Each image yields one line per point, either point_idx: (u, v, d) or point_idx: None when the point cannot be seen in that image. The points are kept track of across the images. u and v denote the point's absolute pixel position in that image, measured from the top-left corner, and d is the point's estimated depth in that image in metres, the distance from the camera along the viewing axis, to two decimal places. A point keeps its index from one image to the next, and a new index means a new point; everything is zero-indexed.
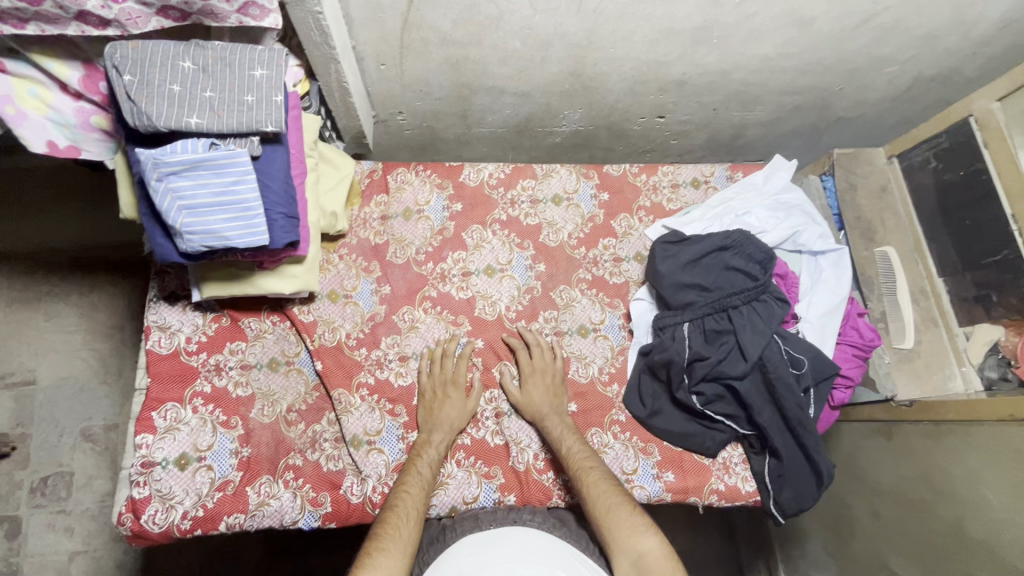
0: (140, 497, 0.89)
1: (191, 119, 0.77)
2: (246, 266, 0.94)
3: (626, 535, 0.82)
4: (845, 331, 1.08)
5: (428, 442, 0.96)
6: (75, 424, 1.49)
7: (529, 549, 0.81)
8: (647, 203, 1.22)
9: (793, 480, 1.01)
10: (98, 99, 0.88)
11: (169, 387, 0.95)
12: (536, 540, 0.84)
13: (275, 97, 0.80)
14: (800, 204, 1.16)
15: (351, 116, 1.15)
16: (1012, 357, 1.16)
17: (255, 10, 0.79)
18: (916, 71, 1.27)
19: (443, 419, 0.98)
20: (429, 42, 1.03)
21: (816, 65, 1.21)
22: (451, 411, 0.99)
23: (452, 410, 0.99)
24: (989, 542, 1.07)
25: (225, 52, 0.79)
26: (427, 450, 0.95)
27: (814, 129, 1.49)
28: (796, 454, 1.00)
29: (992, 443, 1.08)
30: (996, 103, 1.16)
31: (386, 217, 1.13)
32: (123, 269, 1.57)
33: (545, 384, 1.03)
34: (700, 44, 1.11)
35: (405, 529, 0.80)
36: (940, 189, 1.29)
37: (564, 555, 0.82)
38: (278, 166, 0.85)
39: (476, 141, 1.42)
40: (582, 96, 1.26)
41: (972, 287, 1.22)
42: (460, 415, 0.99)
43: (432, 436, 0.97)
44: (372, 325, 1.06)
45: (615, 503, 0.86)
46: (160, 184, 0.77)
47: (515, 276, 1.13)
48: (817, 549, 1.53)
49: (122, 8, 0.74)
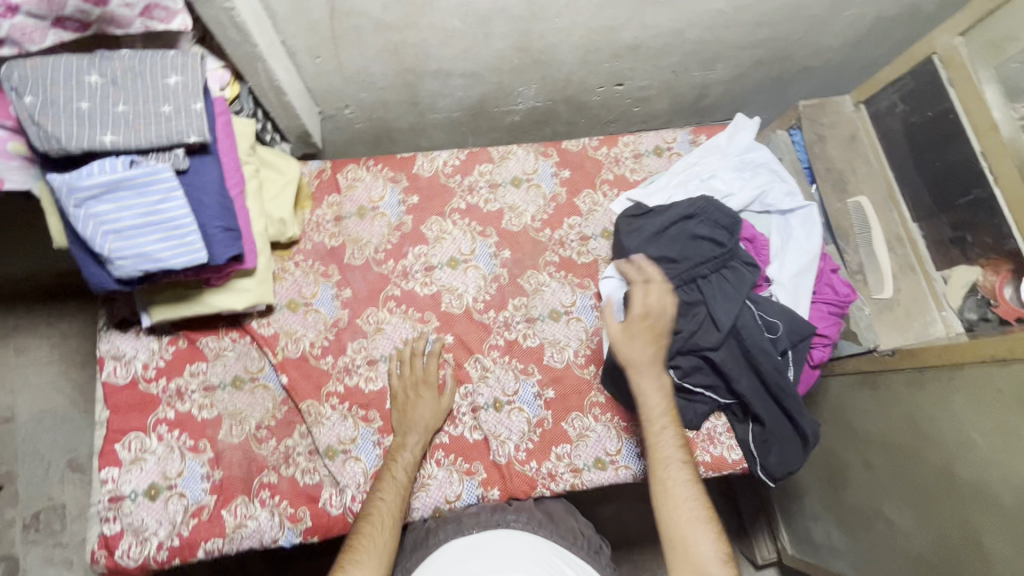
0: (112, 533, 0.87)
1: (105, 137, 0.72)
2: (193, 286, 0.90)
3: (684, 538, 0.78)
4: (820, 289, 1.05)
5: (402, 446, 0.94)
6: (60, 455, 1.47)
7: (513, 553, 0.81)
8: (610, 176, 1.18)
9: (779, 443, 1.00)
10: (9, 123, 0.83)
11: (131, 418, 0.92)
12: (520, 544, 0.84)
13: (194, 105, 0.76)
14: (764, 162, 1.13)
15: (291, 115, 1.09)
16: (991, 296, 1.14)
17: (160, 13, 0.74)
18: (876, 12, 1.22)
19: (416, 420, 0.96)
20: (362, 29, 0.98)
21: (772, 15, 1.17)
22: (424, 411, 0.97)
23: (425, 409, 0.97)
24: (978, 484, 1.07)
25: (134, 61, 0.74)
26: (403, 452, 0.93)
27: (778, 82, 1.44)
28: (780, 418, 0.99)
29: (975, 386, 1.07)
30: (959, 38, 1.12)
31: (340, 218, 1.09)
32: (87, 296, 1.52)
33: (649, 329, 0.90)
34: (648, 4, 1.06)
35: (379, 536, 0.79)
36: (909, 133, 1.25)
37: (547, 555, 0.82)
38: (209, 179, 0.80)
39: (432, 128, 1.37)
40: (534, 71, 1.21)
41: (948, 230, 1.20)
42: (434, 412, 0.97)
43: (408, 438, 0.94)
44: (337, 331, 1.03)
45: (687, 495, 0.81)
46: (79, 211, 0.72)
47: (479, 266, 1.10)
48: (815, 504, 1.54)
49: (13, 23, 0.69)
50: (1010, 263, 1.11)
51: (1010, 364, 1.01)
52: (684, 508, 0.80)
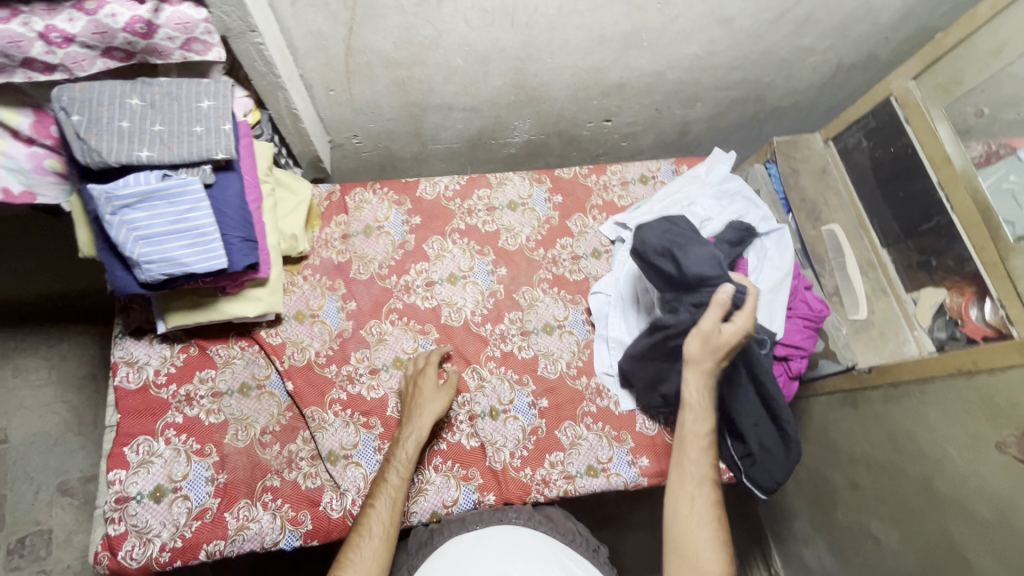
0: (116, 534, 0.89)
1: (142, 153, 0.80)
2: (209, 294, 0.96)
3: (689, 539, 0.84)
4: (795, 304, 1.12)
5: (403, 438, 0.96)
6: (51, 478, 1.47)
7: (515, 543, 0.85)
8: (600, 202, 1.27)
9: (766, 453, 1.04)
10: (50, 142, 0.90)
11: (140, 421, 0.96)
12: (521, 536, 0.88)
13: (223, 126, 0.84)
14: (741, 190, 1.22)
15: (305, 141, 1.18)
16: (957, 316, 1.19)
17: (198, 46, 0.82)
18: (838, 58, 1.36)
19: (420, 413, 0.98)
20: (374, 65, 1.08)
21: (744, 60, 1.29)
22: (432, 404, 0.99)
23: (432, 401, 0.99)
24: (955, 496, 1.12)
25: (171, 87, 0.82)
26: (404, 442, 0.95)
27: (754, 120, 1.57)
28: (766, 429, 1.03)
29: (945, 398, 1.14)
30: (912, 82, 1.25)
31: (347, 235, 1.16)
32: (89, 316, 1.55)
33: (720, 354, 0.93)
34: (632, 48, 1.17)
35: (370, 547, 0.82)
36: (873, 165, 1.36)
37: (547, 544, 0.87)
38: (232, 193, 0.88)
39: (433, 158, 1.46)
40: (529, 107, 1.32)
41: (914, 254, 1.29)
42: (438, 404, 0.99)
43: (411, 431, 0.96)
44: (341, 341, 1.08)
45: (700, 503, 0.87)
46: (115, 218, 0.79)
47: (477, 281, 1.16)
48: (804, 524, 1.56)
49: (67, 52, 0.77)
50: (972, 286, 1.17)
51: (978, 375, 1.08)
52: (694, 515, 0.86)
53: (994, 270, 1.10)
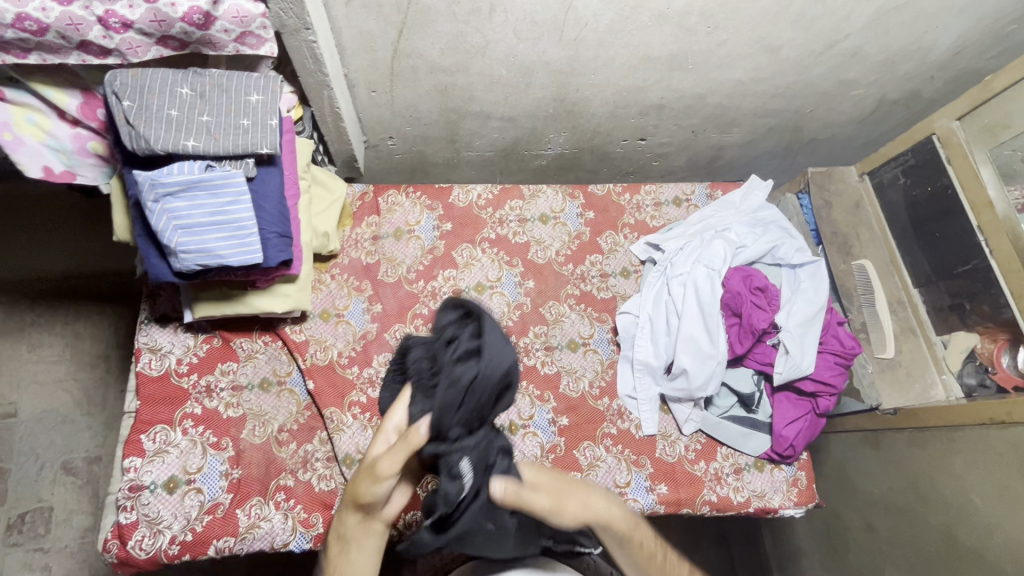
0: (126, 522, 0.87)
1: (188, 142, 0.79)
2: (238, 286, 0.95)
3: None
4: (827, 340, 1.10)
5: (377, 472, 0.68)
6: (56, 456, 1.46)
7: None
8: (631, 221, 1.26)
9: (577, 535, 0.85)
10: (95, 125, 0.90)
11: (159, 410, 0.95)
12: None
13: (270, 121, 0.83)
14: (776, 220, 1.21)
15: (343, 140, 1.18)
16: (988, 363, 1.20)
17: (252, 40, 0.82)
18: (880, 94, 1.34)
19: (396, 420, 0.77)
20: (418, 70, 1.08)
21: (786, 89, 1.28)
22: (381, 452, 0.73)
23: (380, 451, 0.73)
24: (978, 549, 1.08)
25: (222, 79, 0.82)
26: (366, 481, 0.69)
27: (788, 149, 1.55)
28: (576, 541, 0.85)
29: (974, 446, 1.11)
30: (956, 122, 1.23)
31: (377, 237, 1.16)
32: (109, 297, 1.55)
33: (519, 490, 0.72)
34: (676, 70, 1.17)
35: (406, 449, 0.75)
36: (909, 204, 1.34)
37: None
38: (273, 188, 0.87)
39: (465, 165, 1.46)
40: (566, 120, 1.31)
41: (947, 297, 1.27)
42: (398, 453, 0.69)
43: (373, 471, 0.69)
44: (364, 343, 1.07)
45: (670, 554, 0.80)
46: (156, 205, 0.79)
47: (504, 293, 1.15)
48: (813, 563, 1.51)
49: (123, 38, 0.77)
50: (1005, 332, 1.17)
51: (1008, 427, 1.05)
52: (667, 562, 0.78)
53: None
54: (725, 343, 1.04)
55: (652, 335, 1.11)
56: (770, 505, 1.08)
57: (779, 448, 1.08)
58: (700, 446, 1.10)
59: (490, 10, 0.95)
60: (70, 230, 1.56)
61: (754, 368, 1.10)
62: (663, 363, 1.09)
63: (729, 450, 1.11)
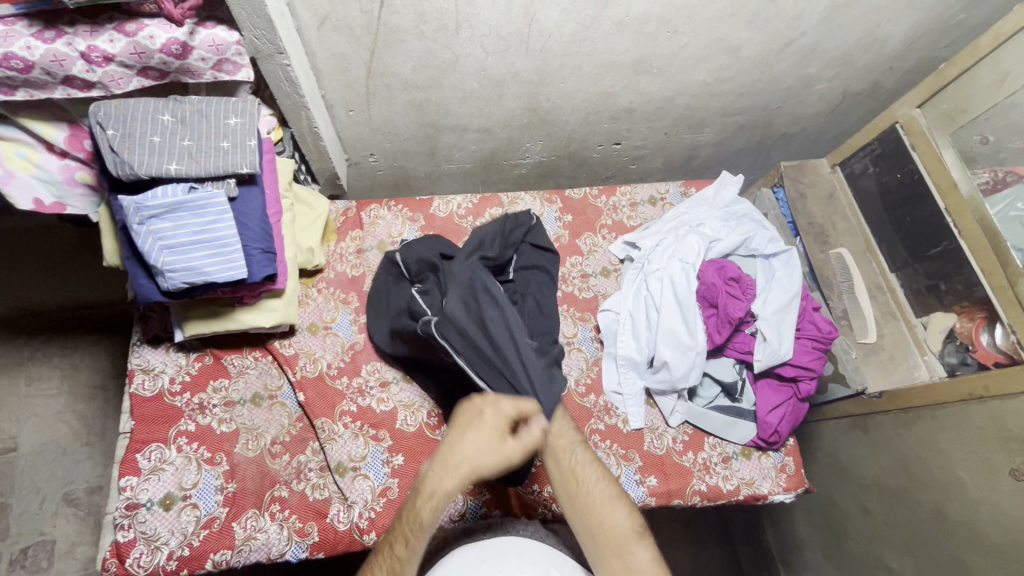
0: (124, 541, 0.89)
1: (171, 166, 0.83)
2: (226, 302, 0.99)
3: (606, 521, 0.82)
4: (804, 326, 1.13)
5: (424, 496, 0.79)
6: (57, 488, 1.47)
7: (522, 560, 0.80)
8: (609, 222, 1.30)
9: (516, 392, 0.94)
10: (82, 156, 0.94)
11: (154, 429, 0.97)
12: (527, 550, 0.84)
13: (249, 142, 0.87)
14: (748, 213, 1.25)
15: (324, 159, 1.23)
16: (968, 341, 1.18)
17: (229, 66, 0.87)
18: (843, 87, 1.39)
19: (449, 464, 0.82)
20: (392, 87, 1.12)
21: (751, 87, 1.33)
22: (472, 443, 0.83)
23: (476, 441, 0.84)
24: (970, 524, 1.09)
25: (201, 105, 0.86)
26: (426, 500, 0.79)
27: (761, 145, 1.60)
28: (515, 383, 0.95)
29: (958, 423, 1.12)
30: (917, 109, 1.26)
31: (361, 250, 1.19)
32: (108, 327, 1.58)
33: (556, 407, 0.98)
34: (642, 74, 1.21)
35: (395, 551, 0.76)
36: (881, 190, 1.36)
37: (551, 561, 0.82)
38: (254, 206, 0.91)
39: (446, 177, 1.50)
40: (541, 129, 1.36)
41: (923, 278, 1.28)
42: (489, 456, 0.82)
43: (439, 498, 0.79)
44: (353, 354, 1.10)
45: (596, 477, 0.87)
46: (141, 228, 0.82)
47: (582, 348, 1.17)
48: (815, 554, 1.51)
49: (105, 71, 0.82)
50: (983, 310, 1.16)
51: (988, 400, 1.07)
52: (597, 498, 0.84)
53: (1002, 294, 1.10)
54: (703, 334, 1.07)
55: (633, 331, 1.14)
56: (760, 492, 1.10)
57: (765, 435, 1.11)
58: (687, 437, 1.13)
59: (456, 26, 0.99)
60: (71, 264, 1.59)
61: (735, 357, 1.13)
62: (646, 357, 1.12)
63: (716, 439, 1.13)
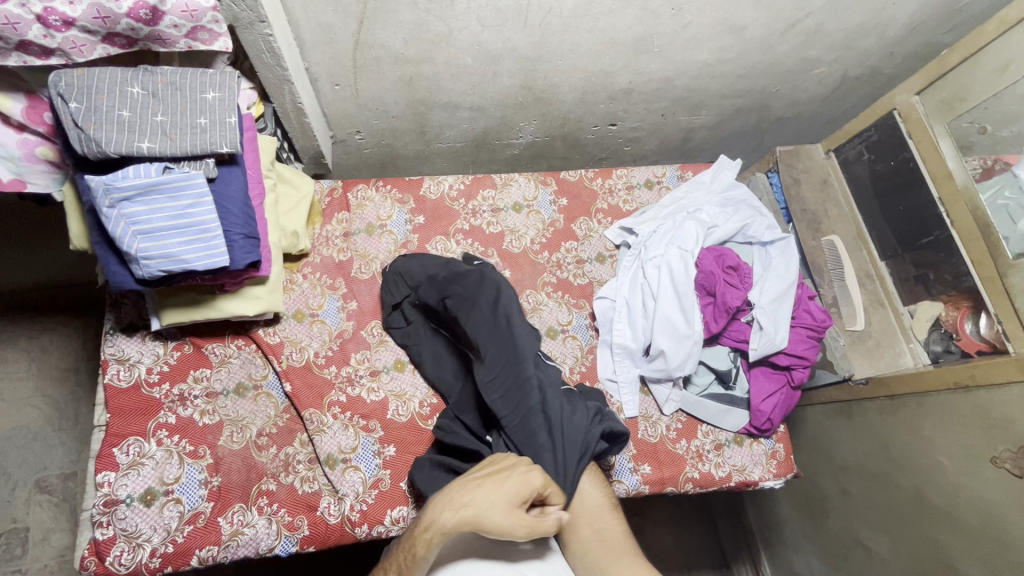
0: (103, 538, 0.85)
1: (143, 144, 0.77)
2: (207, 290, 0.93)
3: (598, 529, 0.84)
4: (799, 314, 1.13)
5: (424, 530, 0.69)
6: (29, 474, 1.41)
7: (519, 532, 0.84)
8: (605, 206, 1.27)
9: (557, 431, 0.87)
10: (43, 129, 0.87)
11: (131, 421, 0.92)
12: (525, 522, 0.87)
13: (229, 119, 0.81)
14: (745, 199, 1.24)
15: (307, 136, 1.16)
16: (953, 330, 1.20)
17: (204, 35, 0.80)
18: (843, 71, 1.36)
19: (473, 499, 0.69)
20: (382, 61, 1.05)
21: (751, 69, 1.29)
22: (483, 499, 0.68)
23: (488, 494, 0.69)
24: (946, 507, 1.13)
25: (175, 77, 0.79)
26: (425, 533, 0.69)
27: (756, 129, 1.57)
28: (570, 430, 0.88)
29: (943, 411, 1.13)
30: (916, 97, 1.24)
31: (349, 233, 1.14)
32: (76, 309, 1.50)
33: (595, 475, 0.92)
34: (642, 53, 1.16)
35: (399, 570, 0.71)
36: (873, 178, 1.35)
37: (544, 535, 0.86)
38: (235, 187, 0.86)
39: (436, 157, 1.44)
40: (536, 108, 1.30)
41: (911, 267, 1.28)
42: (496, 522, 0.67)
43: (435, 537, 0.68)
44: (341, 342, 1.06)
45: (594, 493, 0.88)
46: (112, 211, 0.76)
47: (577, 336, 1.15)
48: (795, 532, 1.54)
49: (65, 36, 0.74)
50: (968, 300, 1.17)
51: (973, 390, 1.08)
52: (592, 513, 0.86)
53: (991, 285, 1.10)
54: (700, 323, 1.06)
55: (630, 319, 1.12)
56: (751, 478, 1.11)
57: (757, 422, 1.11)
58: (681, 425, 1.12)
59: None
60: (30, 242, 1.48)
61: (730, 345, 1.12)
62: (642, 346, 1.10)
63: (709, 427, 1.13)
